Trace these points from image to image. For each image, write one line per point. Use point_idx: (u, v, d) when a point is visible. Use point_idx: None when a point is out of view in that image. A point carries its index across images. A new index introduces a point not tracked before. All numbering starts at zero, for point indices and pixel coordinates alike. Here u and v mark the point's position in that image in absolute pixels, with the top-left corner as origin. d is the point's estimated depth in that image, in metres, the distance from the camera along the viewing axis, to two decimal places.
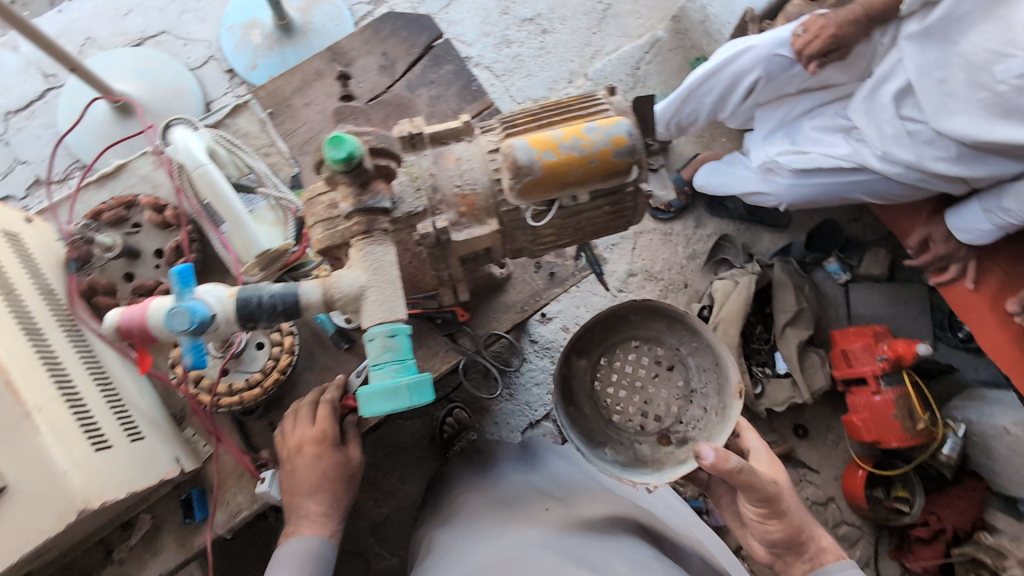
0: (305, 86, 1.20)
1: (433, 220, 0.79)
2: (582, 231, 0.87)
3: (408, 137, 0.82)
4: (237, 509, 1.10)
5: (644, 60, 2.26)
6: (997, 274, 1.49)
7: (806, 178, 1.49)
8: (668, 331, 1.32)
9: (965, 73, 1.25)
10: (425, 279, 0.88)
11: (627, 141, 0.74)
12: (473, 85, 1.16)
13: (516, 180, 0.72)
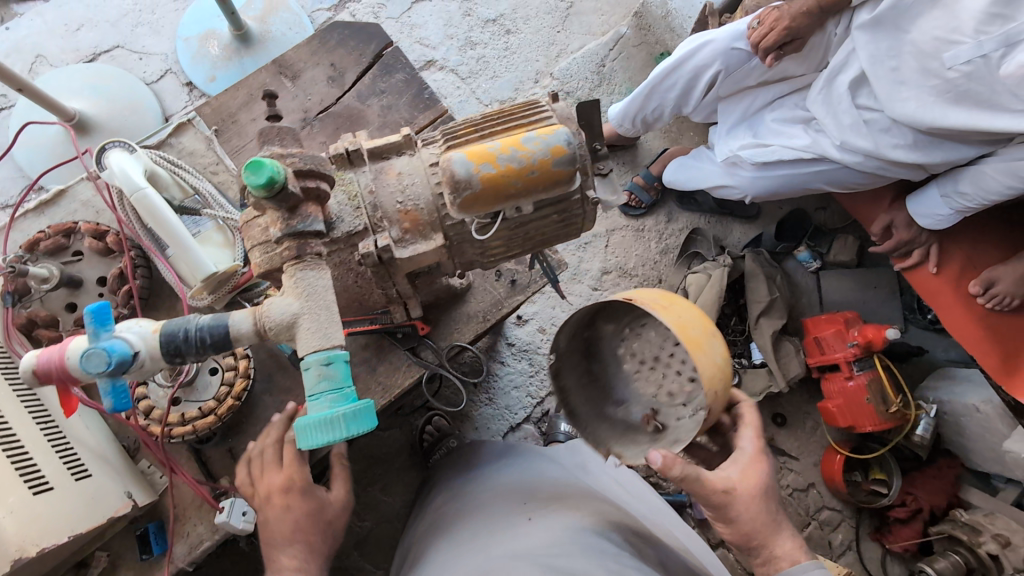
0: (250, 100, 1.21)
1: (375, 239, 0.78)
2: (532, 240, 0.85)
3: (345, 154, 0.82)
4: (196, 543, 1.07)
5: (609, 57, 2.26)
6: (959, 257, 1.52)
7: (767, 171, 1.52)
8: None
9: (916, 61, 1.26)
10: (373, 297, 0.88)
11: (568, 149, 0.71)
12: (425, 93, 1.14)
13: (455, 195, 0.69)
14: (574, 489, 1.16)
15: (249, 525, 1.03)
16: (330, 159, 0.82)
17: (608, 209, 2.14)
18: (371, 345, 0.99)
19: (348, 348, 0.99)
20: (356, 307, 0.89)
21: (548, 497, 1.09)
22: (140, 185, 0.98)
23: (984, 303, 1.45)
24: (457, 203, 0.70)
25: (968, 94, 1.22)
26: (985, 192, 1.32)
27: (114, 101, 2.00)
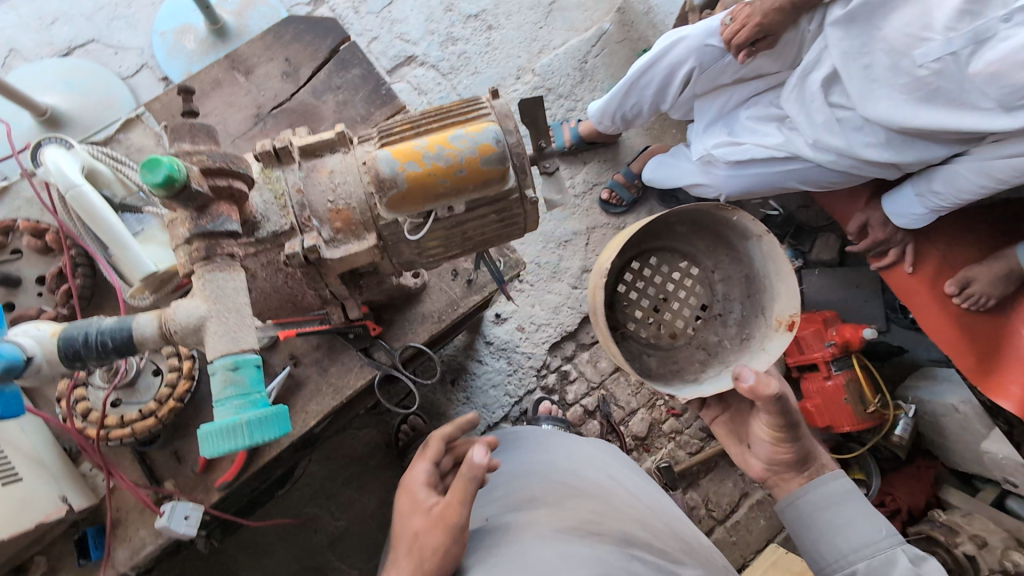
0: (201, 95, 1.14)
1: (302, 239, 0.76)
2: (471, 241, 0.82)
3: (273, 151, 0.77)
4: (139, 547, 1.06)
5: (591, 53, 2.24)
6: (934, 257, 1.51)
7: (741, 170, 1.51)
8: (705, 252, 1.37)
9: (888, 58, 1.24)
10: (307, 299, 0.88)
11: (498, 148, 0.68)
12: (382, 89, 1.12)
13: (381, 195, 0.67)
14: (537, 479, 1.07)
15: (191, 530, 0.98)
16: (257, 156, 0.78)
17: (588, 206, 2.12)
18: (323, 345, 0.97)
19: (299, 349, 0.97)
20: (291, 309, 0.89)
21: (505, 492, 1.05)
22: (76, 182, 0.96)
23: (958, 302, 1.44)
24: (386, 201, 0.68)
25: (938, 92, 1.21)
26: (958, 191, 1.31)
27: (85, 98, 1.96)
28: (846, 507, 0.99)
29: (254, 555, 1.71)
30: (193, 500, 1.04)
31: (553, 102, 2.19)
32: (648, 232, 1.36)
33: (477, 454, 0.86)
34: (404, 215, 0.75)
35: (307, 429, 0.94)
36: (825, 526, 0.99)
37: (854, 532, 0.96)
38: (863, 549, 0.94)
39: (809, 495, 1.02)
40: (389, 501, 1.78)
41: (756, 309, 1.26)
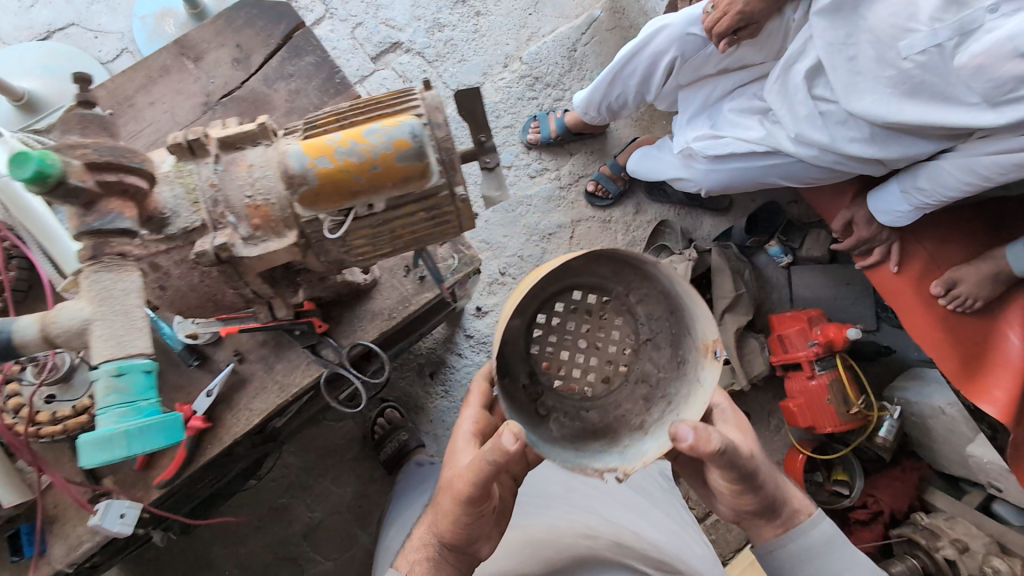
0: (150, 82, 1.11)
1: (213, 237, 0.69)
2: (402, 239, 0.76)
3: (187, 144, 0.71)
4: (76, 543, 1.01)
5: (581, 41, 2.18)
6: (921, 256, 1.47)
7: (720, 164, 1.48)
8: (614, 277, 1.08)
9: (873, 49, 1.19)
10: (228, 297, 0.79)
11: (414, 144, 0.65)
12: (336, 78, 1.09)
13: (292, 192, 0.67)
14: (542, 518, 1.25)
15: (128, 530, 0.85)
16: (167, 149, 0.71)
17: (573, 198, 2.07)
18: (270, 341, 0.96)
19: (244, 345, 0.96)
20: (214, 308, 0.82)
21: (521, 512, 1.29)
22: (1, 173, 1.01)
23: (944, 304, 1.41)
24: (298, 200, 0.68)
25: (924, 85, 1.17)
26: (944, 188, 1.27)
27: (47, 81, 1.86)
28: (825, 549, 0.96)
29: (230, 545, 1.71)
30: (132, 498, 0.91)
31: (540, 92, 2.15)
32: (542, 287, 1.07)
33: (507, 437, 0.80)
34: (325, 213, 0.70)
35: (250, 426, 0.92)
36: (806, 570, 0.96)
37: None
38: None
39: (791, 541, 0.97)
40: (366, 493, 1.78)
41: (679, 325, 0.99)
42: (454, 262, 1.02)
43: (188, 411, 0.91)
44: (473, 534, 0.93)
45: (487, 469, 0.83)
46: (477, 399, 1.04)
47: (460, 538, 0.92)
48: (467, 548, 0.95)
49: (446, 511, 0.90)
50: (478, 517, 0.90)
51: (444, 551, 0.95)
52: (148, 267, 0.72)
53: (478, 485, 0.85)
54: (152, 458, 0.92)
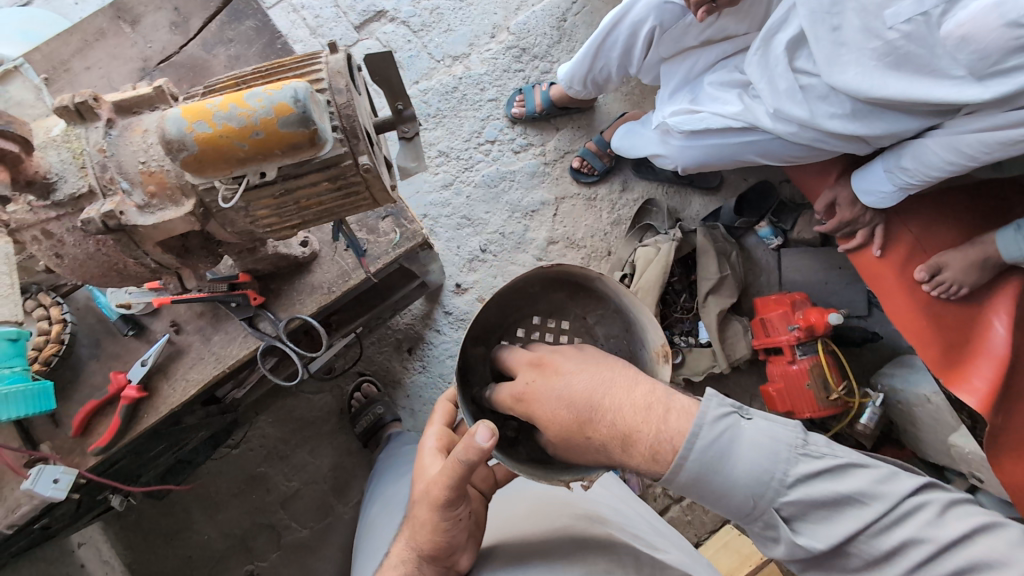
0: (86, 47, 1.09)
1: (101, 204, 0.67)
2: (313, 210, 0.75)
3: (73, 107, 0.68)
4: (13, 506, 0.89)
5: (571, 11, 2.07)
6: (907, 239, 1.39)
7: (696, 141, 1.44)
8: (572, 301, 1.05)
9: (858, 18, 1.11)
10: (133, 268, 0.77)
11: (296, 109, 0.60)
12: (277, 44, 1.08)
13: (170, 158, 0.63)
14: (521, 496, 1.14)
15: (61, 495, 0.86)
16: (54, 112, 0.68)
17: (557, 174, 2.01)
18: (207, 313, 0.96)
19: (182, 316, 0.96)
20: (119, 278, 0.79)
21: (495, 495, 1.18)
22: None
23: (928, 291, 1.35)
24: (181, 165, 0.64)
25: (909, 58, 1.10)
26: (929, 168, 1.22)
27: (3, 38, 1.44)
28: (844, 484, 0.66)
29: (208, 510, 1.74)
30: (68, 464, 0.91)
31: (527, 64, 2.05)
32: (498, 313, 1.03)
33: (481, 434, 0.71)
34: (221, 182, 0.68)
35: (187, 396, 0.92)
36: (820, 529, 0.66)
37: (893, 535, 0.63)
38: (905, 557, 0.62)
39: (742, 477, 0.67)
40: (343, 464, 1.79)
41: (636, 340, 0.98)
42: (396, 237, 1.02)
43: (122, 380, 0.91)
44: (453, 543, 0.80)
45: (458, 473, 0.74)
46: (440, 418, 0.93)
47: (440, 549, 0.79)
48: (445, 558, 0.81)
49: (422, 520, 0.78)
50: (456, 523, 0.78)
51: (423, 564, 0.80)
52: (40, 235, 0.71)
53: (454, 487, 0.75)
54: (89, 426, 0.93)
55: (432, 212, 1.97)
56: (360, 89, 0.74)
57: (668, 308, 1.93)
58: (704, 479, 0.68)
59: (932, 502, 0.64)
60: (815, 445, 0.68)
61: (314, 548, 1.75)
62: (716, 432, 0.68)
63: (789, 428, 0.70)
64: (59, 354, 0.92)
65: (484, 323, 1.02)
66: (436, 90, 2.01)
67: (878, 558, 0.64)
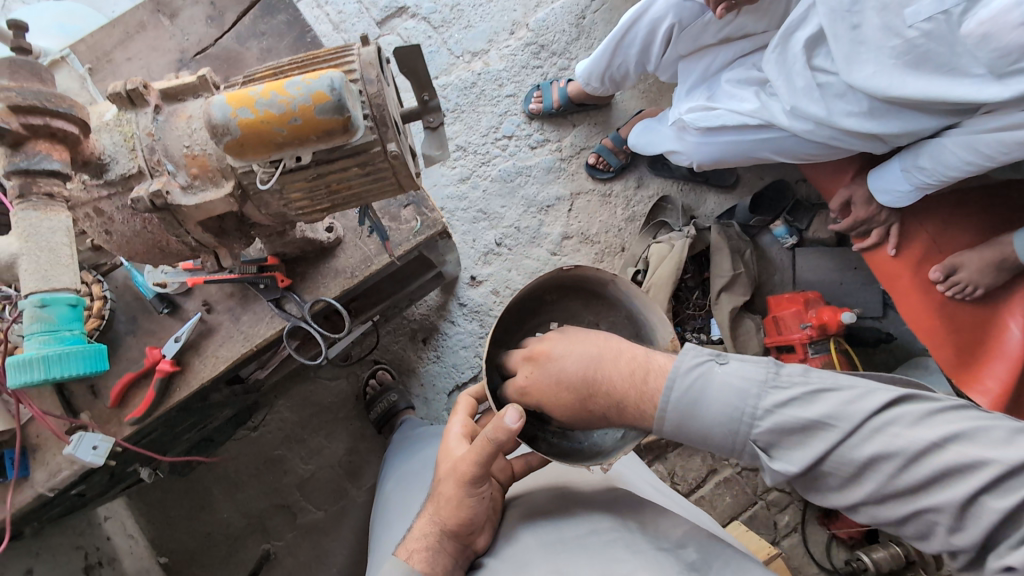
0: (127, 39, 1.14)
1: (149, 184, 0.72)
2: (339, 193, 0.79)
3: (124, 93, 0.72)
4: (55, 470, 0.96)
5: (591, 8, 2.08)
6: (922, 238, 1.39)
7: (712, 137, 1.46)
8: (585, 308, 1.07)
9: (878, 17, 1.12)
10: (174, 246, 0.81)
11: (333, 96, 0.64)
12: (307, 38, 1.12)
13: (215, 141, 0.66)
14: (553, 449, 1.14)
15: (100, 461, 0.92)
16: (107, 98, 0.73)
17: (573, 170, 2.03)
18: (236, 294, 1.01)
19: (213, 296, 1.01)
20: (161, 255, 0.84)
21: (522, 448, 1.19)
22: None
23: (943, 291, 1.34)
24: (223, 148, 0.67)
25: (927, 56, 1.10)
26: (946, 167, 1.22)
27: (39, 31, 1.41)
28: (815, 409, 0.67)
29: (228, 489, 1.80)
30: (105, 433, 0.96)
31: (545, 60, 2.07)
32: (517, 315, 1.05)
33: (510, 416, 0.76)
34: (258, 165, 0.72)
35: (215, 372, 0.97)
36: (795, 454, 0.67)
37: (862, 450, 0.63)
38: (878, 470, 0.63)
39: (715, 416, 0.71)
40: (357, 449, 1.84)
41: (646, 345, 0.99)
42: (417, 225, 1.05)
43: (157, 355, 0.96)
44: (475, 521, 0.82)
45: (489, 450, 0.77)
46: (464, 410, 0.91)
47: (464, 524, 0.81)
48: (466, 537, 0.84)
49: (447, 495, 0.81)
50: (481, 499, 0.82)
51: (444, 539, 0.81)
52: (91, 212, 0.76)
53: (482, 465, 0.78)
54: (125, 398, 0.98)
55: (448, 206, 2.00)
56: (389, 81, 0.77)
57: (680, 305, 1.95)
58: (685, 423, 0.73)
59: (905, 414, 0.63)
60: (787, 375, 0.70)
61: (330, 529, 1.80)
62: (692, 381, 0.72)
63: (760, 364, 0.72)
64: (99, 328, 0.98)
65: (505, 325, 1.05)
66: (455, 85, 2.04)
67: (854, 473, 0.65)
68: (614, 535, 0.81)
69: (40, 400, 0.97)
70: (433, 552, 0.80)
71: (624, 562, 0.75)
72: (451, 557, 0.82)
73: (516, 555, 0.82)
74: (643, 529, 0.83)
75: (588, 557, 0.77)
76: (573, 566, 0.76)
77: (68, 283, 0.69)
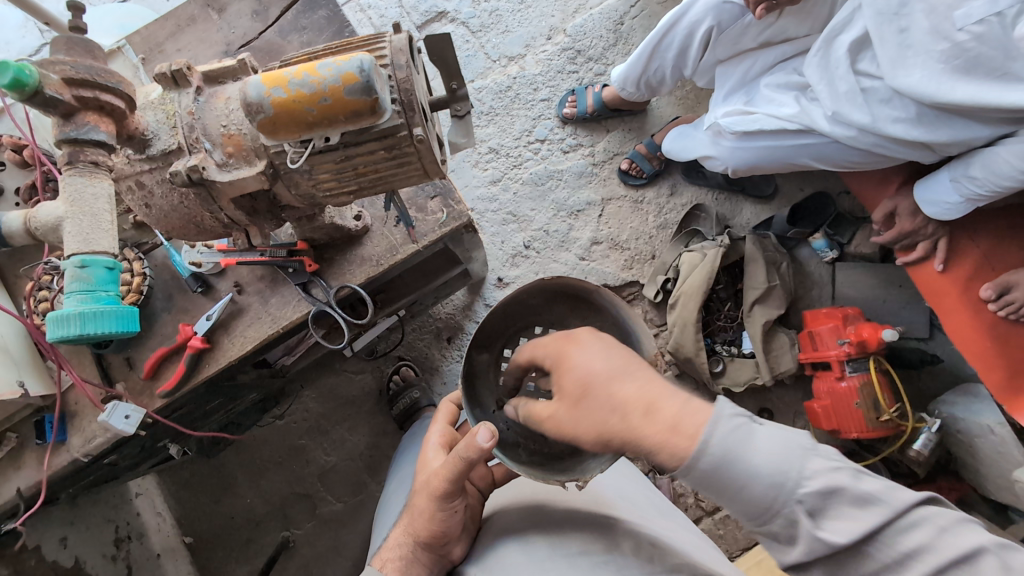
0: (178, 32, 1.21)
1: (188, 159, 0.75)
2: (364, 177, 0.80)
3: (171, 74, 0.77)
4: (90, 437, 1.00)
5: (629, 14, 2.08)
6: (973, 254, 1.31)
7: (748, 142, 1.42)
8: (571, 314, 1.07)
9: (927, 20, 1.08)
10: (208, 221, 0.85)
11: (363, 79, 0.66)
12: (345, 32, 1.16)
13: (249, 119, 0.68)
14: None
15: (130, 430, 0.96)
16: (154, 78, 0.77)
17: (605, 175, 2.02)
18: (267, 277, 1.04)
19: (244, 278, 1.04)
20: (196, 232, 0.87)
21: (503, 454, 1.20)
22: None
23: (994, 310, 1.25)
24: (257, 127, 0.70)
25: (980, 60, 1.06)
26: (998, 179, 1.15)
27: (100, 30, 1.50)
28: (861, 483, 0.60)
29: (252, 476, 1.84)
30: (137, 404, 1.01)
31: (581, 65, 2.07)
32: (502, 320, 1.11)
33: (481, 435, 0.77)
34: (287, 143, 0.75)
35: (243, 352, 1.00)
36: (842, 524, 0.59)
37: (909, 538, 0.58)
38: (915, 565, 0.57)
39: (758, 466, 0.62)
40: (378, 444, 1.86)
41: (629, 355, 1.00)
42: (443, 217, 1.06)
43: (189, 332, 1.00)
44: (448, 533, 0.85)
45: (459, 468, 0.79)
46: (445, 416, 0.98)
47: (436, 536, 0.84)
48: (440, 547, 0.87)
49: (421, 508, 0.84)
50: (453, 514, 0.84)
51: (418, 550, 0.85)
52: (134, 184, 0.80)
53: (453, 481, 0.80)
54: (158, 370, 1.02)
55: (478, 207, 2.02)
56: (419, 70, 0.78)
57: (711, 316, 1.89)
58: (721, 471, 0.62)
59: (939, 514, 0.58)
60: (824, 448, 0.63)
61: (348, 521, 1.82)
62: (730, 427, 0.63)
63: (799, 431, 0.65)
64: (137, 303, 1.02)
65: (490, 327, 1.10)
66: (490, 89, 2.06)
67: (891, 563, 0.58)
68: (607, 557, 0.80)
69: (80, 368, 1.03)
70: (408, 562, 0.84)
71: None
72: (426, 566, 0.85)
73: (503, 565, 0.82)
74: (636, 551, 0.82)
75: None
76: None
77: (107, 246, 0.73)
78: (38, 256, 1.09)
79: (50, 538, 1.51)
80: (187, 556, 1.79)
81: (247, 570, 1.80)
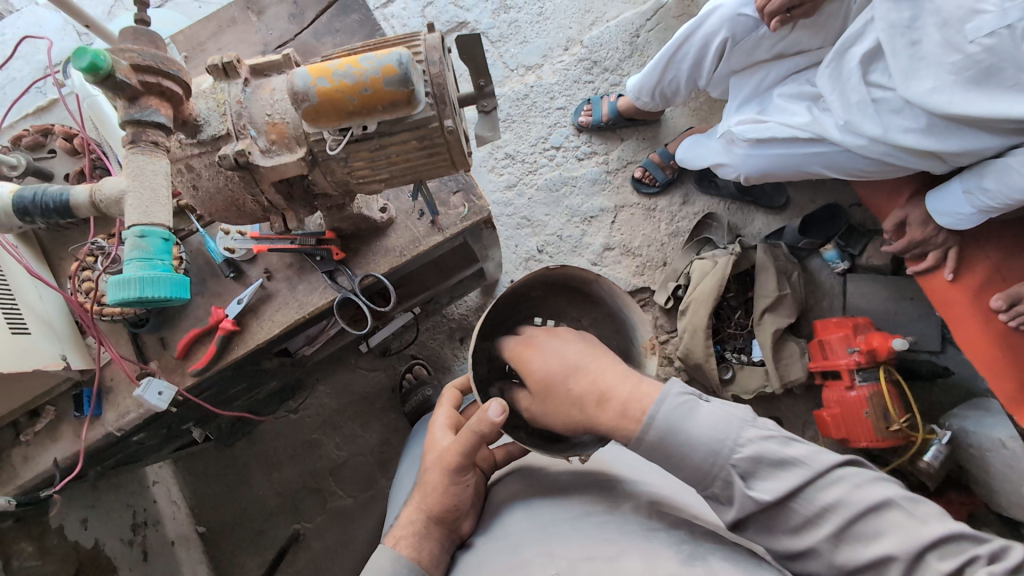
0: (219, 32, 1.27)
1: (235, 145, 0.81)
2: (396, 166, 0.85)
3: (222, 65, 0.81)
4: (124, 412, 1.05)
5: (645, 27, 2.13)
6: (984, 264, 1.32)
7: (761, 150, 1.46)
8: (571, 305, 1.14)
9: (938, 33, 1.12)
10: (248, 205, 0.90)
11: (401, 71, 0.70)
12: (376, 35, 1.22)
13: (295, 107, 0.73)
14: None
15: (163, 406, 1.01)
16: (206, 69, 0.82)
17: (619, 183, 2.06)
18: (295, 264, 1.08)
19: (274, 265, 1.09)
20: (236, 214, 0.93)
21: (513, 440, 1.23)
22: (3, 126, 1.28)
23: (1005, 320, 1.25)
24: (301, 115, 0.74)
25: (992, 71, 1.09)
26: (1011, 189, 1.17)
27: None
28: (790, 449, 0.71)
29: (265, 468, 1.88)
30: (169, 380, 1.05)
31: (597, 75, 2.13)
32: (506, 313, 1.12)
33: (493, 409, 0.80)
34: (326, 131, 0.80)
35: (272, 336, 1.05)
36: (768, 484, 0.70)
37: (827, 493, 0.67)
38: (832, 516, 0.67)
39: (703, 435, 0.72)
40: (389, 440, 1.89)
41: (627, 340, 1.06)
42: (465, 211, 1.10)
43: (221, 314, 1.05)
44: (460, 508, 0.88)
45: (474, 441, 0.83)
46: (449, 401, 0.99)
47: (449, 511, 0.87)
48: (451, 522, 0.89)
49: (433, 483, 0.86)
50: (466, 487, 0.87)
51: (431, 525, 0.87)
52: (184, 167, 0.85)
53: (467, 455, 0.84)
54: (190, 350, 1.06)
55: (496, 210, 2.08)
56: (449, 68, 0.83)
57: (721, 323, 1.91)
58: (670, 439, 0.74)
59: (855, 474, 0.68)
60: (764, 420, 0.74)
61: (358, 516, 1.85)
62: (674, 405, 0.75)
63: (741, 406, 0.76)
64: None
65: (494, 320, 1.10)
66: (508, 97, 2.12)
67: (813, 516, 0.68)
68: (605, 518, 0.82)
69: (118, 345, 1.08)
70: (420, 538, 0.86)
71: (613, 542, 0.75)
72: (438, 541, 0.87)
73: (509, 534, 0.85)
74: (641, 510, 0.83)
75: (580, 538, 0.78)
76: (564, 547, 0.76)
77: (163, 219, 0.78)
78: (83, 237, 1.15)
79: (72, 519, 1.55)
80: (199, 544, 1.83)
81: (257, 561, 1.82)
